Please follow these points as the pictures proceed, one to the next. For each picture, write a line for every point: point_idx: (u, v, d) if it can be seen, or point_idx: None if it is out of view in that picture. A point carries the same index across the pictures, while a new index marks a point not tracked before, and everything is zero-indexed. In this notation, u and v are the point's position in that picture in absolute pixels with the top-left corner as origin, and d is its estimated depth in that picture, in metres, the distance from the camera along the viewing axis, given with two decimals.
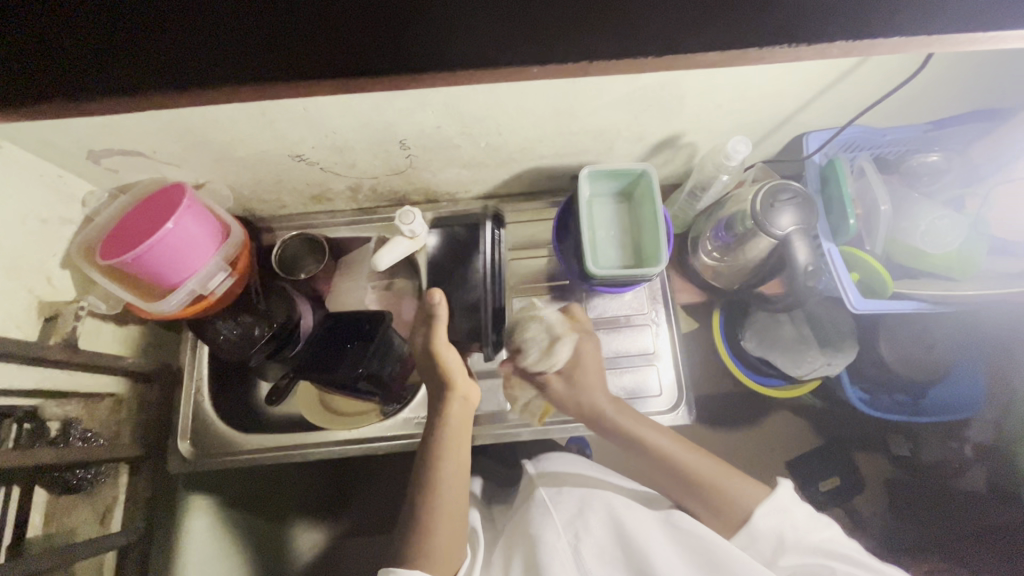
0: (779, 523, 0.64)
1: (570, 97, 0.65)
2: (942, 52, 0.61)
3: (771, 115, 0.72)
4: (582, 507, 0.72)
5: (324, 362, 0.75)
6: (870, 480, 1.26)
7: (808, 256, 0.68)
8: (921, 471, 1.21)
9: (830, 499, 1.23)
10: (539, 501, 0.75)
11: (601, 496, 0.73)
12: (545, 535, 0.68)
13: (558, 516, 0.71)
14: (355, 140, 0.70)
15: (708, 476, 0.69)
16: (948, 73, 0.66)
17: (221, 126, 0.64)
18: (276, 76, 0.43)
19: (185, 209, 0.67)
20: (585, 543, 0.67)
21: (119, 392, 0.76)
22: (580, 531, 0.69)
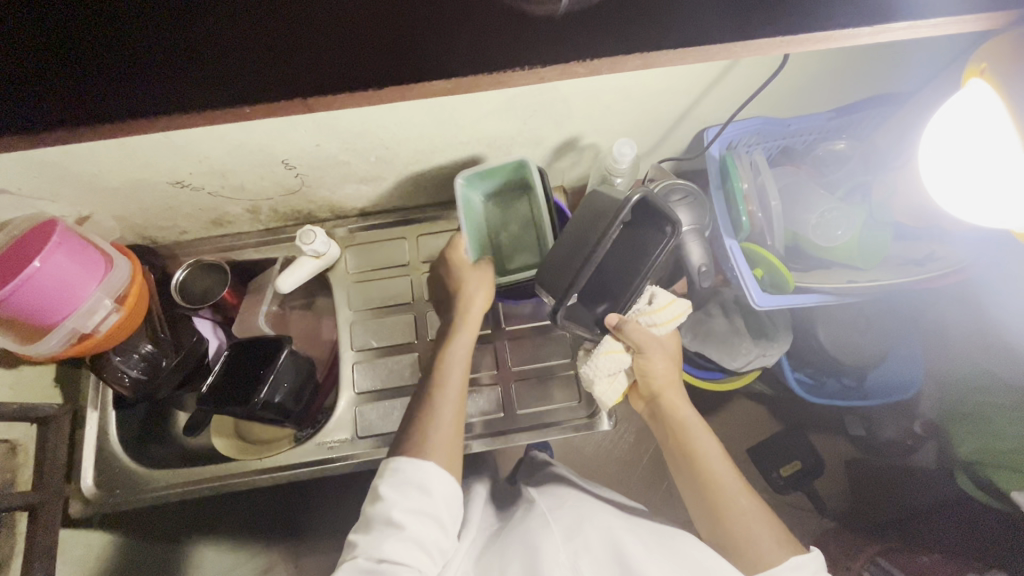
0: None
1: (446, 108, 0.63)
2: (796, 52, 0.61)
3: (661, 114, 0.71)
4: (582, 523, 0.68)
5: (235, 391, 0.75)
6: (830, 462, 1.24)
7: (703, 255, 0.67)
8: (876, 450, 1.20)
9: (790, 484, 1.20)
10: (535, 514, 0.72)
11: (600, 515, 0.70)
12: (545, 546, 0.65)
13: (558, 529, 0.68)
14: (236, 162, 0.68)
15: (725, 489, 0.69)
16: (823, 66, 0.65)
17: (83, 159, 0.62)
18: (48, 121, 0.36)
19: (55, 245, 0.64)
20: (584, 561, 0.64)
21: (15, 438, 0.72)
22: (579, 545, 0.65)
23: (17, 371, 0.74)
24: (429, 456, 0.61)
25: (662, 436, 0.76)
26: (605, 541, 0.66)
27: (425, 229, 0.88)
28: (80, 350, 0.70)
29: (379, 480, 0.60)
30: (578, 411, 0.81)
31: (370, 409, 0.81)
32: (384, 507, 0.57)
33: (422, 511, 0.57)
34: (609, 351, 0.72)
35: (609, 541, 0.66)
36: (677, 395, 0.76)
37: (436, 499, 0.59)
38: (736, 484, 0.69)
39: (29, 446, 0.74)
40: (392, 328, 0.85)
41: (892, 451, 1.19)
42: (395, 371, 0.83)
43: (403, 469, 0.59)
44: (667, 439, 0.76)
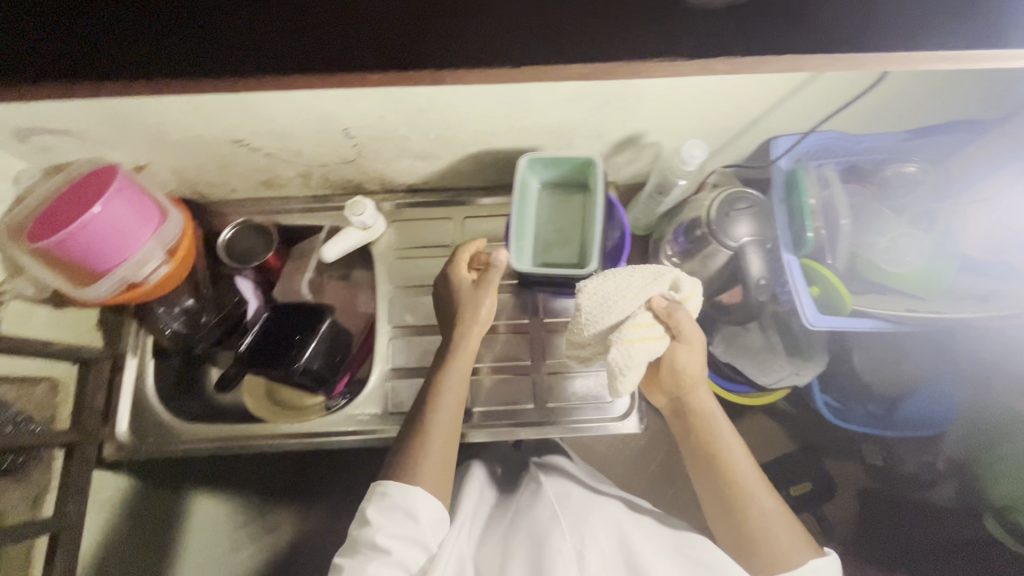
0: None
1: (516, 89, 0.61)
2: (895, 70, 0.60)
3: (733, 119, 0.68)
4: (590, 516, 0.67)
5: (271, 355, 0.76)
6: (842, 489, 1.20)
7: (762, 268, 0.65)
8: (891, 480, 1.18)
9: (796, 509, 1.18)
10: (545, 503, 0.70)
11: (610, 507, 0.69)
12: (552, 538, 0.64)
13: (566, 519, 0.66)
14: (298, 126, 0.67)
15: (745, 487, 0.65)
16: (914, 85, 0.64)
17: (150, 108, 0.61)
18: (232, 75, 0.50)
19: (114, 193, 0.64)
20: (589, 551, 0.62)
21: (57, 377, 0.74)
22: (585, 534, 0.64)
23: (63, 312, 0.75)
24: (421, 482, 0.60)
25: (681, 427, 0.72)
26: (611, 536, 0.64)
27: (472, 212, 0.88)
28: (127, 299, 0.71)
29: (368, 505, 0.60)
30: (608, 412, 0.81)
31: (401, 386, 0.81)
32: (370, 532, 0.57)
33: (406, 538, 0.57)
34: (643, 338, 0.61)
35: (616, 535, 0.64)
36: (706, 395, 0.71)
37: (422, 524, 0.59)
38: (756, 482, 0.65)
39: (70, 386, 0.75)
40: (430, 308, 0.84)
41: (909, 485, 1.16)
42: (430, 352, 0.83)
43: (398, 497, 0.59)
44: (683, 433, 0.72)
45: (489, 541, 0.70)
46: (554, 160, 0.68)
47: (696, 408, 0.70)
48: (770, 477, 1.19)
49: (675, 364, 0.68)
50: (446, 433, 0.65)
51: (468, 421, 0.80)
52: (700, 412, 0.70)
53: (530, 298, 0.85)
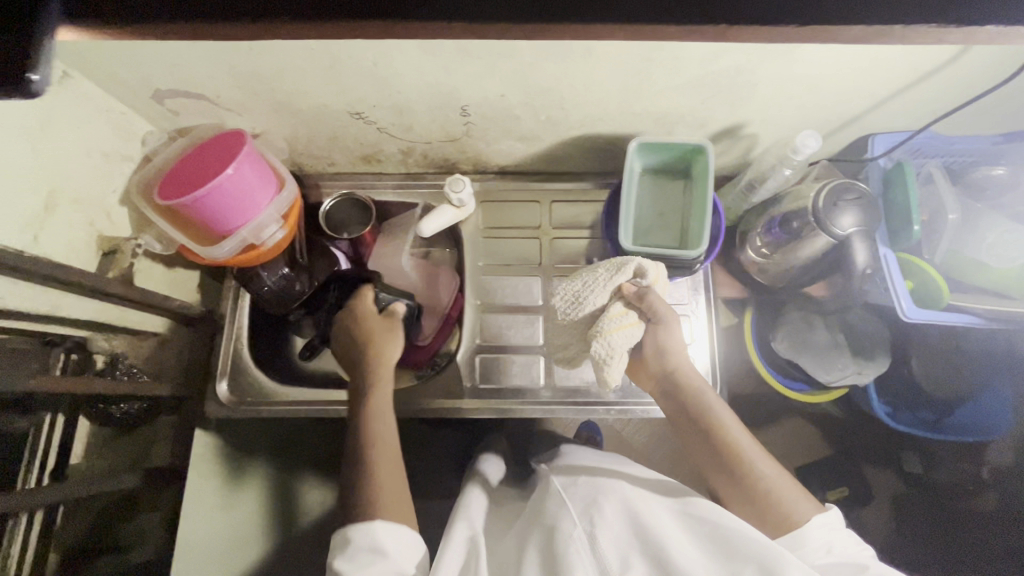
0: (829, 538, 0.58)
1: (641, 72, 0.63)
2: None
3: (841, 113, 0.70)
4: (595, 497, 0.66)
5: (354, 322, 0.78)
6: (878, 495, 1.22)
7: (866, 257, 0.68)
8: (934, 488, 1.19)
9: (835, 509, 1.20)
10: (552, 493, 0.70)
11: (614, 486, 0.68)
12: (560, 523, 0.63)
13: (574, 505, 0.66)
14: (419, 102, 0.69)
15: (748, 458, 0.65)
16: None
17: (289, 77, 0.64)
18: None
19: (245, 157, 0.67)
20: (600, 529, 0.61)
21: (165, 332, 0.78)
22: (594, 516, 0.63)
23: (173, 271, 0.78)
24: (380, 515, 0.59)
25: (667, 408, 0.71)
26: (620, 512, 0.63)
27: (560, 197, 0.90)
28: (242, 262, 0.73)
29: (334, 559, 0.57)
30: None
31: (491, 360, 0.84)
32: None
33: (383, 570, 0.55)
34: (620, 326, 0.66)
35: (624, 512, 0.63)
36: (695, 377, 0.70)
37: (395, 558, 0.57)
38: (757, 450, 0.65)
39: (175, 341, 0.80)
40: (517, 287, 0.87)
41: (951, 493, 1.18)
42: (516, 329, 0.85)
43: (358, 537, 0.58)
44: (673, 411, 0.70)
45: (504, 545, 0.68)
46: (664, 146, 0.71)
47: (687, 391, 0.69)
48: (812, 477, 1.21)
49: (661, 344, 0.71)
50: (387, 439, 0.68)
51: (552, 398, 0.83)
52: (693, 398, 0.69)
53: None
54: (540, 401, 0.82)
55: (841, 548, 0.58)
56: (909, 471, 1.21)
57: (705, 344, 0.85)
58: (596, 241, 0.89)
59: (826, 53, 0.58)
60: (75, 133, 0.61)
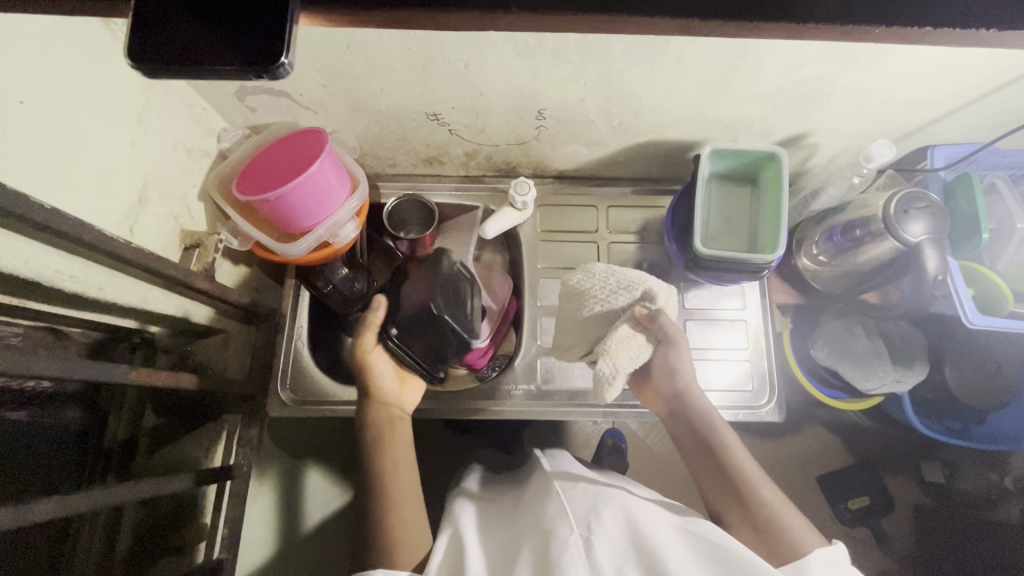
0: (833, 573, 0.58)
1: (725, 79, 0.64)
2: None
3: (908, 123, 0.72)
4: (596, 504, 0.67)
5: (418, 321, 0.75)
6: (900, 505, 1.24)
7: (938, 264, 0.68)
8: (955, 498, 1.21)
9: (860, 518, 1.21)
10: (552, 494, 0.70)
11: (615, 496, 0.69)
12: (558, 528, 0.62)
13: (575, 509, 0.66)
14: (498, 105, 0.70)
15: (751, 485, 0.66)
16: None
17: (377, 77, 0.65)
18: None
19: (326, 154, 0.67)
20: (598, 535, 0.61)
21: (228, 329, 0.77)
22: (592, 523, 0.63)
23: (238, 268, 0.77)
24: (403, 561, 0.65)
25: (675, 425, 0.71)
26: (619, 521, 0.64)
27: (616, 202, 0.91)
28: (314, 259, 0.73)
29: None
30: (748, 400, 0.84)
31: (552, 362, 0.85)
32: None
33: None
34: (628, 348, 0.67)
35: (624, 521, 0.64)
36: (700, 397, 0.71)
37: None
38: (760, 477, 0.66)
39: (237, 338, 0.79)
40: None
41: (973, 503, 1.20)
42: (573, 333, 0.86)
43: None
44: (679, 430, 0.71)
45: (490, 541, 0.68)
46: (737, 152, 0.73)
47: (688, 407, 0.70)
48: (837, 486, 1.22)
49: (671, 364, 0.70)
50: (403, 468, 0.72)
51: (611, 401, 0.83)
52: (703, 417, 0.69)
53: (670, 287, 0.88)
54: (598, 403, 0.82)
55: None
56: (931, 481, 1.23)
57: (759, 349, 0.86)
58: (650, 246, 0.90)
59: (912, 63, 0.60)
60: (164, 126, 0.61)
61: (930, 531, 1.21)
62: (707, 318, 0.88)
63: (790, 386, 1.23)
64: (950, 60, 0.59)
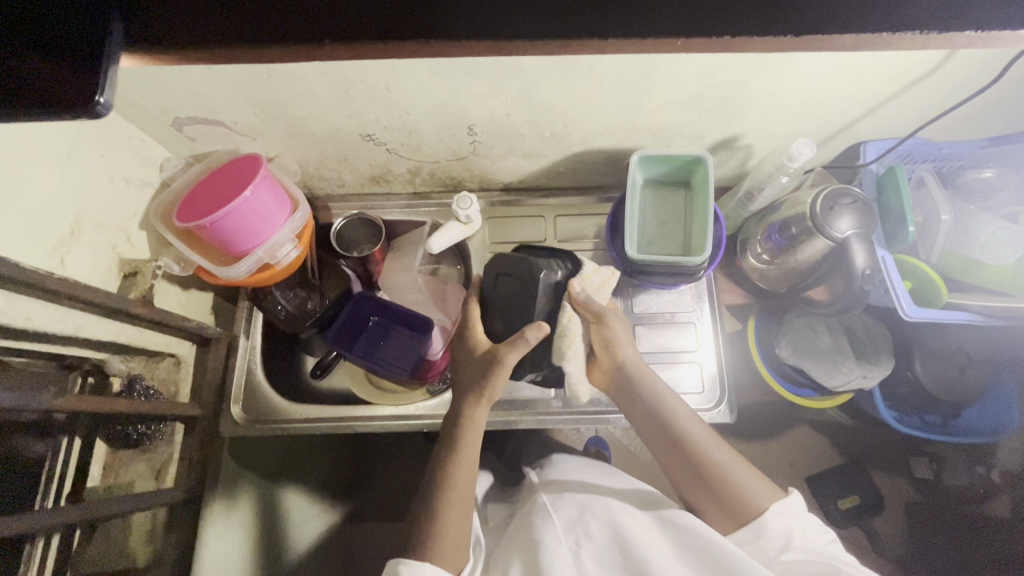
0: (790, 524, 0.62)
1: (640, 88, 0.66)
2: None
3: (832, 123, 0.73)
4: (583, 513, 0.69)
5: (360, 335, 0.84)
6: (892, 503, 1.21)
7: (866, 259, 0.69)
8: (944, 494, 1.19)
9: (848, 518, 1.18)
10: (538, 507, 0.72)
11: (600, 499, 0.71)
12: (546, 539, 0.66)
13: (560, 520, 0.69)
14: (428, 123, 0.72)
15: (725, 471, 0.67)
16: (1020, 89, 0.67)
17: (303, 101, 0.67)
18: None
19: (261, 179, 0.69)
20: (585, 549, 0.65)
21: (181, 354, 0.79)
22: (580, 535, 0.66)
23: (188, 293, 0.80)
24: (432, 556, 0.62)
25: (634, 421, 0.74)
26: (606, 528, 0.67)
27: (563, 212, 0.93)
28: (258, 281, 0.75)
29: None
30: (699, 403, 0.84)
31: None
32: None
33: None
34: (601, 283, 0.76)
35: (609, 527, 0.67)
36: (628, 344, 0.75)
37: None
38: (732, 461, 0.67)
39: (189, 361, 0.80)
40: None
41: (962, 497, 1.17)
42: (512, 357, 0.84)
43: (408, 574, 0.59)
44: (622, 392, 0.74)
45: (495, 554, 0.71)
46: (665, 157, 0.74)
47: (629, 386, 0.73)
48: (820, 487, 1.20)
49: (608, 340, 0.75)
50: (468, 471, 0.69)
51: (562, 408, 0.84)
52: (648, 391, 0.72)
53: (620, 292, 0.89)
54: (551, 411, 0.83)
55: (807, 532, 0.63)
56: (920, 477, 1.20)
57: (710, 351, 0.87)
58: (600, 251, 0.92)
59: (815, 67, 0.61)
60: (99, 161, 0.64)
61: (924, 530, 1.18)
62: (658, 321, 0.88)
63: (764, 387, 1.22)
64: (850, 64, 0.60)
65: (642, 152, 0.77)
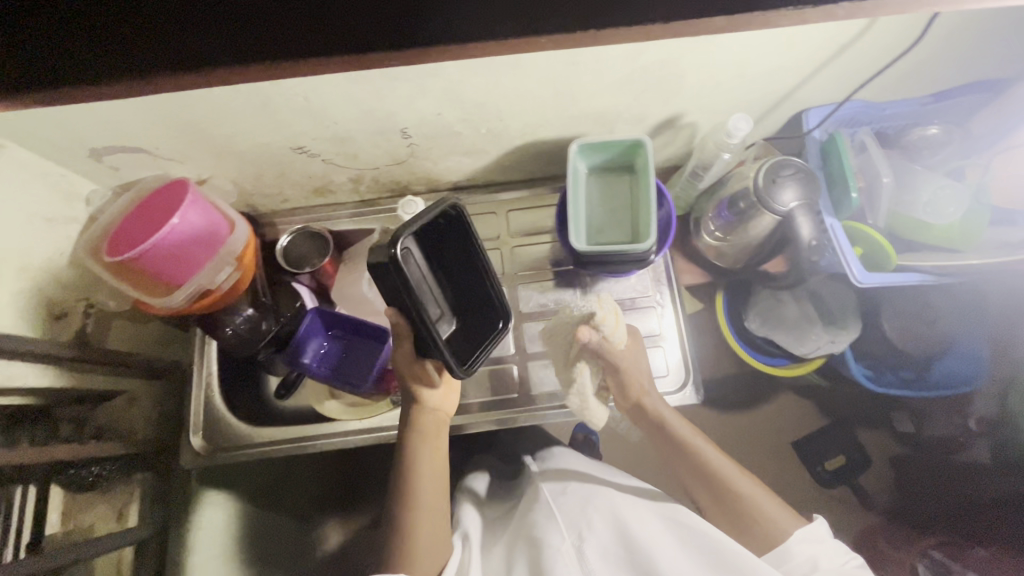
0: (815, 552, 0.60)
1: (569, 77, 0.64)
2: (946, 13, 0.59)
3: (770, 94, 0.72)
4: (585, 508, 0.68)
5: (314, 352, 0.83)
6: (876, 458, 1.22)
7: (812, 230, 0.69)
8: (924, 446, 1.19)
9: (836, 478, 1.21)
10: (541, 504, 0.72)
11: (603, 494, 0.71)
12: (548, 536, 0.65)
13: (563, 517, 0.68)
14: (358, 130, 0.70)
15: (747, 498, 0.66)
16: (953, 44, 0.66)
17: (221, 120, 0.64)
18: None
19: (188, 205, 0.67)
20: (588, 542, 0.64)
21: (132, 390, 0.77)
22: (583, 530, 0.66)
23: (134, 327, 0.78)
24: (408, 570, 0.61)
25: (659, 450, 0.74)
26: (608, 523, 0.66)
27: (516, 206, 0.91)
28: (199, 308, 0.73)
29: None
30: (666, 386, 0.84)
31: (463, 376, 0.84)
32: None
33: None
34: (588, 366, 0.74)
35: (612, 521, 0.66)
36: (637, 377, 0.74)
37: None
38: (754, 487, 0.66)
39: (144, 397, 0.79)
40: None
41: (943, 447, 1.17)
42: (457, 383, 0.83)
43: None
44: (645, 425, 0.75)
45: (494, 548, 0.72)
46: (603, 144, 0.73)
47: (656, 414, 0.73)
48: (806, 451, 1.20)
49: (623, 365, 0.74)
50: (432, 473, 0.67)
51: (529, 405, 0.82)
52: (671, 424, 0.73)
53: (578, 283, 0.88)
54: (517, 409, 0.82)
55: (831, 557, 0.60)
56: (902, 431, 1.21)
57: (673, 336, 0.86)
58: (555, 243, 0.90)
59: (739, 41, 0.59)
60: (11, 203, 0.61)
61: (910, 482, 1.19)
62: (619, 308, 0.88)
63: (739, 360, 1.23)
64: (774, 35, 0.58)
65: (580, 140, 0.75)
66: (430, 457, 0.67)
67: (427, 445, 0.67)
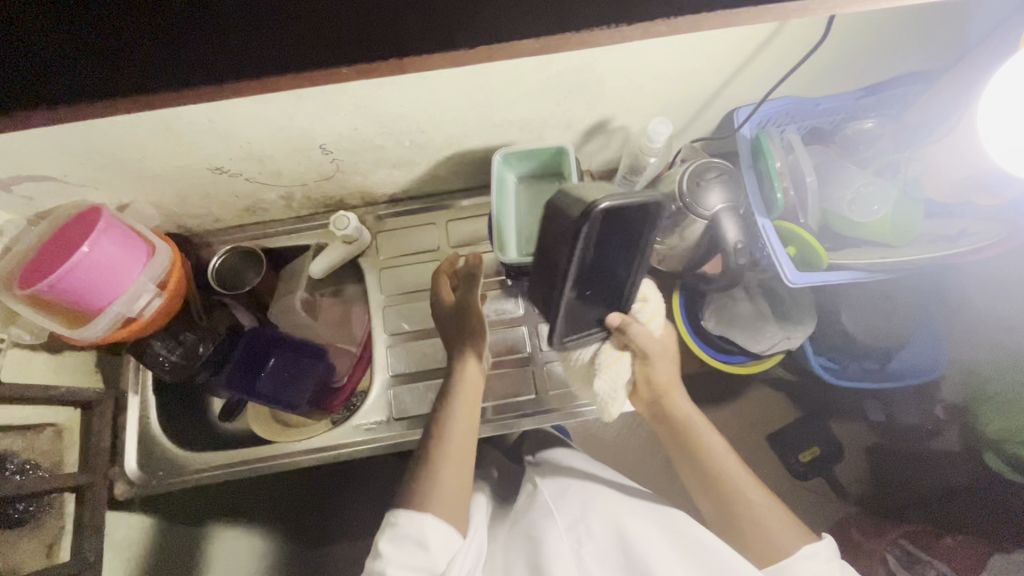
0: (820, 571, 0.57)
1: (482, 87, 0.63)
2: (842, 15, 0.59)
3: (694, 96, 0.71)
4: (585, 511, 0.66)
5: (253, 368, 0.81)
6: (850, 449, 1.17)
7: (737, 232, 0.68)
8: (895, 435, 1.14)
9: (811, 470, 1.15)
10: (541, 504, 0.70)
11: (605, 500, 0.68)
12: (547, 536, 0.63)
13: (562, 518, 0.66)
14: (274, 148, 0.69)
15: (757, 513, 0.63)
16: (871, 37, 0.65)
17: (127, 144, 0.63)
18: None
19: (101, 232, 0.65)
20: (587, 547, 0.62)
21: (61, 422, 0.75)
22: (582, 534, 0.63)
23: (61, 357, 0.76)
24: (432, 507, 0.59)
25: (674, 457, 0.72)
26: (608, 528, 0.63)
27: (455, 216, 0.90)
28: (125, 335, 0.72)
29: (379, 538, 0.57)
30: None
31: (403, 393, 0.82)
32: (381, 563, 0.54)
33: (417, 567, 0.54)
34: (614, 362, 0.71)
35: (611, 525, 0.64)
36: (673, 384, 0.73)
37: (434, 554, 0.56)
38: (766, 504, 0.63)
39: (74, 429, 0.77)
40: (423, 313, 0.86)
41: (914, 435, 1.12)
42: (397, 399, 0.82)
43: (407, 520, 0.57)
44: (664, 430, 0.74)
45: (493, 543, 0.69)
46: (527, 153, 0.72)
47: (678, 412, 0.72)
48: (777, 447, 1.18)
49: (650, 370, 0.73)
50: (467, 423, 0.67)
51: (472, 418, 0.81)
52: (701, 431, 0.71)
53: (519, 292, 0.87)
54: None
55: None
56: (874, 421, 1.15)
57: None
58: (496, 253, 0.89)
59: (648, 45, 0.58)
60: None
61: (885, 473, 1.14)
62: None
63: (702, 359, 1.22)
64: (682, 39, 0.57)
65: (506, 149, 0.75)
66: (465, 422, 0.67)
67: (464, 400, 0.69)
